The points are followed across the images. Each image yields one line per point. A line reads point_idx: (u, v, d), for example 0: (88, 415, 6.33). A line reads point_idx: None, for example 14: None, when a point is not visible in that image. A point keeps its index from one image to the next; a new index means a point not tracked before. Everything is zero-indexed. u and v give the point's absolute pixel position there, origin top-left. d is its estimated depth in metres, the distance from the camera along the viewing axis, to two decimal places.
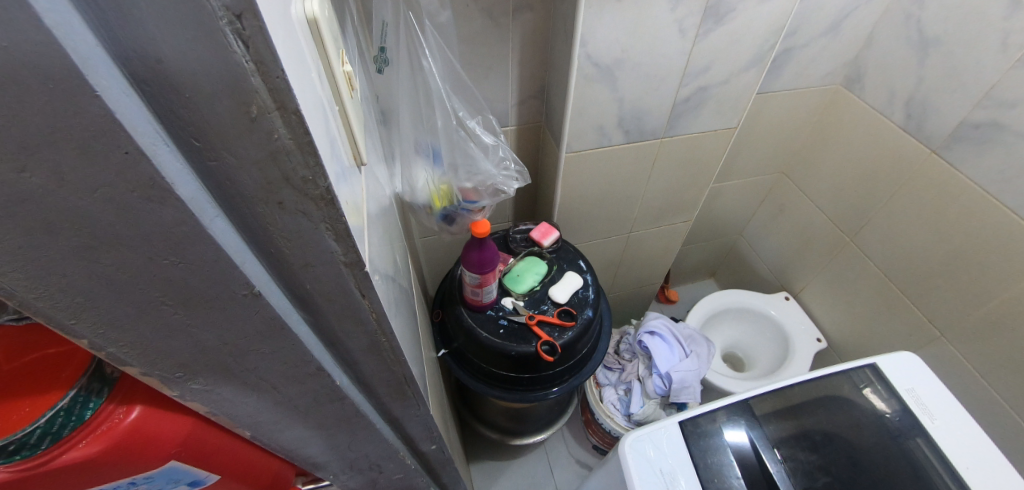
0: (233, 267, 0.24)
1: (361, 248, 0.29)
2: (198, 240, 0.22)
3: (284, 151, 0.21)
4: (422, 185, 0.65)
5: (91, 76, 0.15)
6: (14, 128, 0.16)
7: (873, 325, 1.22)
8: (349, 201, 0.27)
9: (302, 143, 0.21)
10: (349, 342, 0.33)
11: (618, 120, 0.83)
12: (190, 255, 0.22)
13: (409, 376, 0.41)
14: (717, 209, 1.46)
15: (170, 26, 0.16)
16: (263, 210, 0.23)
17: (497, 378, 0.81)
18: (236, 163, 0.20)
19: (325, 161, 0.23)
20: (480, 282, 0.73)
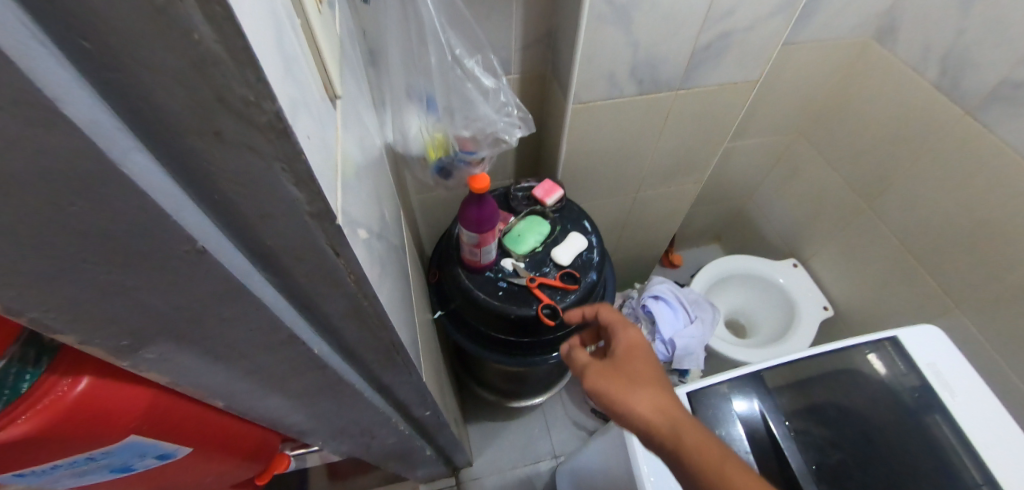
0: (164, 218, 0.19)
1: (333, 196, 0.24)
2: (108, 181, 0.16)
3: (208, 55, 0.15)
4: (415, 134, 0.59)
5: None
6: None
7: (883, 293, 1.19)
8: (313, 136, 0.21)
9: (237, 53, 0.15)
10: (327, 308, 0.29)
11: (631, 69, 0.76)
12: (102, 201, 0.17)
13: (399, 343, 0.37)
14: (728, 171, 1.39)
15: None
16: (196, 141, 0.17)
17: (496, 341, 0.78)
18: (149, 76, 0.15)
19: (274, 78, 0.18)
20: (479, 242, 0.68)
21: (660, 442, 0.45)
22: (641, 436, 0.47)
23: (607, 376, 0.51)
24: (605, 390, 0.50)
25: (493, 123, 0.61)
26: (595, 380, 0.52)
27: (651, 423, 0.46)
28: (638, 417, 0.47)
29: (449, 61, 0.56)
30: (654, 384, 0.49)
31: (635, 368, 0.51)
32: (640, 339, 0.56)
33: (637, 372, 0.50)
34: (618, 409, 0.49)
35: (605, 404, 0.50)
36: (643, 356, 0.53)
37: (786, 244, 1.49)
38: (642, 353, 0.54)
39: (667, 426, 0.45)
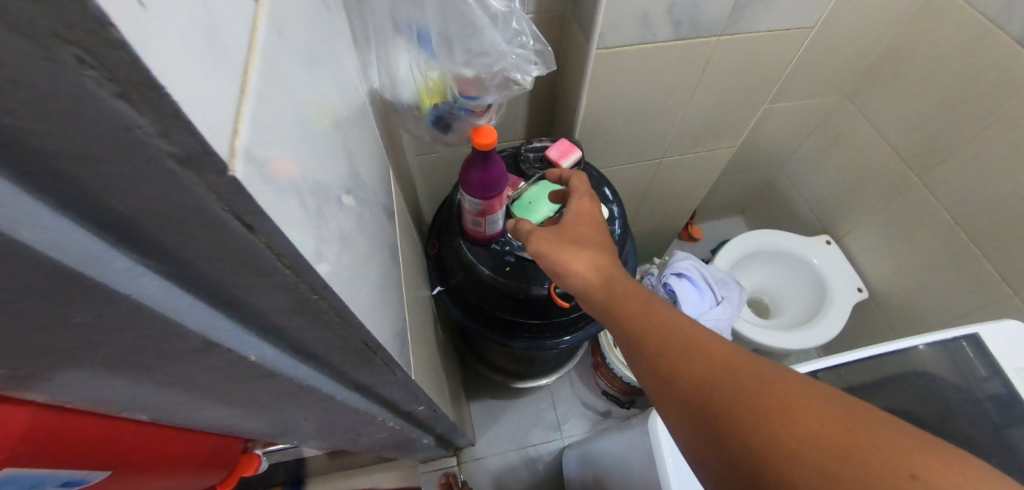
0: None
1: (234, 129, 0.14)
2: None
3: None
4: (406, 76, 0.48)
5: None
6: None
7: (929, 276, 1.08)
8: (161, 12, 0.11)
9: None
10: (259, 303, 0.20)
11: (668, 7, 0.63)
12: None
13: (373, 342, 0.28)
14: (760, 137, 1.26)
15: None
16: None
17: (502, 322, 0.70)
18: None
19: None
20: (484, 209, 0.59)
21: (593, 297, 0.49)
22: (577, 293, 0.51)
23: (551, 241, 0.53)
24: (549, 255, 0.52)
25: (502, 59, 0.49)
26: (541, 244, 0.53)
27: (588, 281, 0.49)
28: (578, 276, 0.50)
29: None
30: (595, 244, 0.52)
31: (577, 230, 0.54)
32: (590, 207, 0.57)
33: (581, 236, 0.53)
34: (560, 271, 0.51)
35: (548, 266, 0.53)
36: (588, 219, 0.55)
37: (819, 219, 1.37)
38: (591, 221, 0.55)
39: (601, 279, 0.49)
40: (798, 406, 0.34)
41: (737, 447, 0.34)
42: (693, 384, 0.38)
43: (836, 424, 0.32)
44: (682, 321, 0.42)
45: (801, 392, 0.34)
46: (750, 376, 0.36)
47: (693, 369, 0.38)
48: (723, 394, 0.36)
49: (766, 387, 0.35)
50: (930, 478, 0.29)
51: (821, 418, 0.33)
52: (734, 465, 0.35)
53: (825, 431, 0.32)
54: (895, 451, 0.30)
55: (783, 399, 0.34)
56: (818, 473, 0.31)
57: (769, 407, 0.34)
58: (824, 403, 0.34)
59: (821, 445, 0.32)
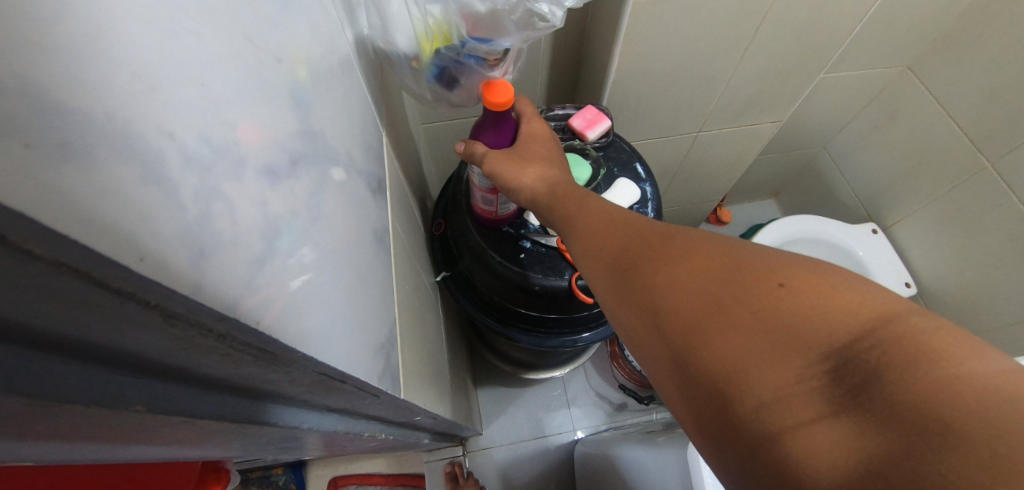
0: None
1: None
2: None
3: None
4: (401, 19, 0.39)
5: None
6: None
7: (988, 274, 0.97)
8: None
9: None
10: (122, 350, 0.12)
11: None
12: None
13: (335, 370, 0.21)
14: (806, 112, 1.13)
15: None
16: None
17: (513, 315, 0.62)
18: None
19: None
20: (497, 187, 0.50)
21: (539, 206, 0.44)
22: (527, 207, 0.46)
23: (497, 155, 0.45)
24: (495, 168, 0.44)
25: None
26: (488, 163, 0.45)
27: (534, 193, 0.44)
28: (524, 188, 0.44)
29: None
30: (529, 148, 0.46)
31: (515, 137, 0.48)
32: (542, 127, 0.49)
33: (528, 150, 0.46)
34: (510, 190, 0.45)
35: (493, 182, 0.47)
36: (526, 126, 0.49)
37: (863, 206, 1.25)
38: (544, 140, 0.47)
39: (544, 184, 0.44)
40: (693, 250, 0.31)
41: (641, 301, 0.32)
42: (607, 252, 0.36)
43: (724, 256, 0.30)
44: (606, 202, 0.40)
45: (703, 240, 0.32)
46: (654, 235, 0.34)
47: (605, 239, 0.37)
48: (631, 254, 0.34)
49: (663, 237, 0.33)
50: (807, 290, 0.26)
51: (713, 258, 0.30)
52: (637, 318, 0.32)
53: (710, 263, 0.30)
54: (776, 271, 0.28)
55: (674, 247, 0.32)
56: (696, 299, 0.29)
57: (666, 254, 0.32)
58: (716, 242, 0.31)
59: (704, 275, 0.30)
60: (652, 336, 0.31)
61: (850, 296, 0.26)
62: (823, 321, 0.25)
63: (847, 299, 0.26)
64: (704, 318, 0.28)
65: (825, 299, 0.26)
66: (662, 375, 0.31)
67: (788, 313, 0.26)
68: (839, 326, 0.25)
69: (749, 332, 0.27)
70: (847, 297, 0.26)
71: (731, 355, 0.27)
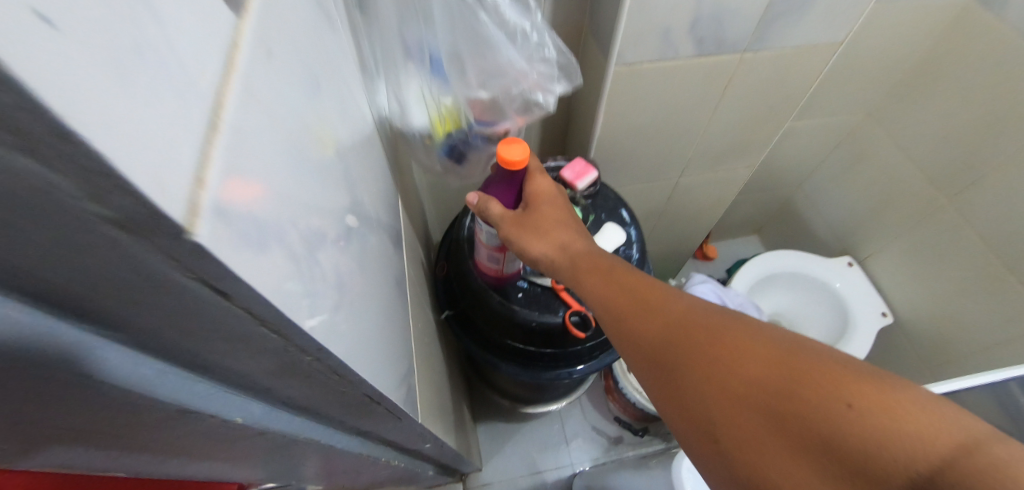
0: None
1: (213, 191, 0.11)
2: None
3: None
4: (417, 104, 0.46)
5: None
6: None
7: (957, 303, 1.03)
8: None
9: None
10: (246, 365, 0.18)
11: (692, 22, 0.60)
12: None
13: (377, 394, 0.26)
14: (780, 155, 1.22)
15: None
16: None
17: (512, 350, 0.66)
18: None
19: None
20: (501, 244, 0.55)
21: (567, 280, 0.49)
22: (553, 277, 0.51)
23: (515, 225, 0.50)
24: (516, 243, 0.49)
25: (522, 80, 0.45)
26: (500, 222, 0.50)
27: (557, 264, 0.49)
28: (547, 261, 0.49)
29: None
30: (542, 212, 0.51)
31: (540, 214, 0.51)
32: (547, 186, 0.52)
33: (544, 220, 0.50)
34: (529, 256, 0.50)
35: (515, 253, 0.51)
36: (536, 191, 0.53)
37: (839, 241, 1.32)
38: (551, 201, 0.51)
39: (564, 254, 0.49)
40: (750, 356, 0.34)
41: (699, 405, 0.35)
42: (656, 345, 0.39)
43: (781, 365, 0.33)
44: (649, 288, 0.43)
45: (762, 346, 0.34)
46: (706, 334, 0.37)
47: (652, 333, 0.40)
48: (683, 352, 0.37)
49: (716, 338, 0.36)
50: (873, 411, 0.28)
51: (771, 367, 0.33)
52: (694, 421, 0.36)
53: (766, 372, 0.33)
54: (835, 381, 0.30)
55: (731, 351, 0.35)
56: (757, 412, 0.32)
57: (723, 357, 0.35)
58: (770, 348, 0.34)
59: (763, 387, 0.32)
60: (711, 442, 0.34)
61: (922, 420, 0.27)
62: (893, 447, 0.27)
63: (919, 425, 0.27)
64: (766, 430, 0.31)
65: (894, 422, 0.27)
66: (720, 477, 0.34)
67: (852, 437, 0.28)
68: (915, 455, 0.26)
69: (814, 455, 0.29)
70: (918, 422, 0.27)
71: (794, 474, 0.30)
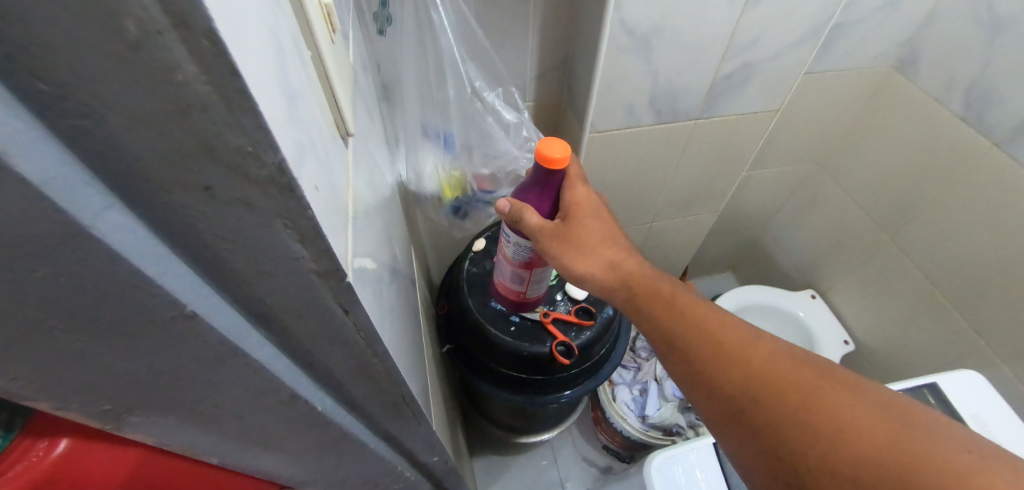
0: (90, 272, 0.14)
1: (344, 250, 0.21)
2: (10, 237, 0.13)
3: (146, 25, 0.10)
4: (431, 173, 0.65)
5: None
6: None
7: (908, 329, 1.15)
8: (323, 186, 0.19)
9: (190, 36, 0.11)
10: (334, 365, 0.26)
11: (650, 98, 0.74)
12: (18, 261, 0.13)
13: (409, 395, 0.35)
14: (743, 199, 1.36)
15: None
16: (145, 184, 0.14)
17: (507, 379, 0.74)
18: (43, 16, 0.10)
19: (256, 85, 0.14)
20: (527, 261, 0.60)
21: (621, 300, 0.55)
22: (601, 292, 0.57)
23: (562, 244, 0.54)
24: (563, 259, 0.54)
25: (513, 160, 0.67)
26: (535, 229, 0.53)
27: (607, 282, 0.55)
28: (595, 280, 0.56)
29: (466, 94, 0.62)
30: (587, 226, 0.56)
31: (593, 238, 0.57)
32: (585, 194, 0.57)
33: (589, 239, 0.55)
34: (576, 273, 0.55)
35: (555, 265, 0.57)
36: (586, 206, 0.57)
37: (803, 274, 1.44)
38: (591, 209, 0.56)
39: (620, 283, 0.55)
40: (840, 415, 0.40)
41: (780, 448, 0.41)
42: (738, 389, 0.45)
43: (840, 406, 0.40)
44: (714, 318, 0.50)
45: (851, 409, 0.40)
46: (793, 388, 0.43)
47: (737, 379, 0.45)
48: (768, 400, 0.43)
49: (803, 394, 0.42)
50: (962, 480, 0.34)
51: (860, 428, 0.39)
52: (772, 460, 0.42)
53: (817, 412, 0.41)
54: (889, 429, 0.38)
55: (821, 409, 0.41)
56: (808, 437, 0.40)
57: (811, 411, 0.41)
58: (837, 392, 0.41)
59: (820, 419, 0.40)
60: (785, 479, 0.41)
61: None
62: None
63: None
64: (808, 449, 0.40)
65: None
66: None
67: None
68: None
69: None
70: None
71: None
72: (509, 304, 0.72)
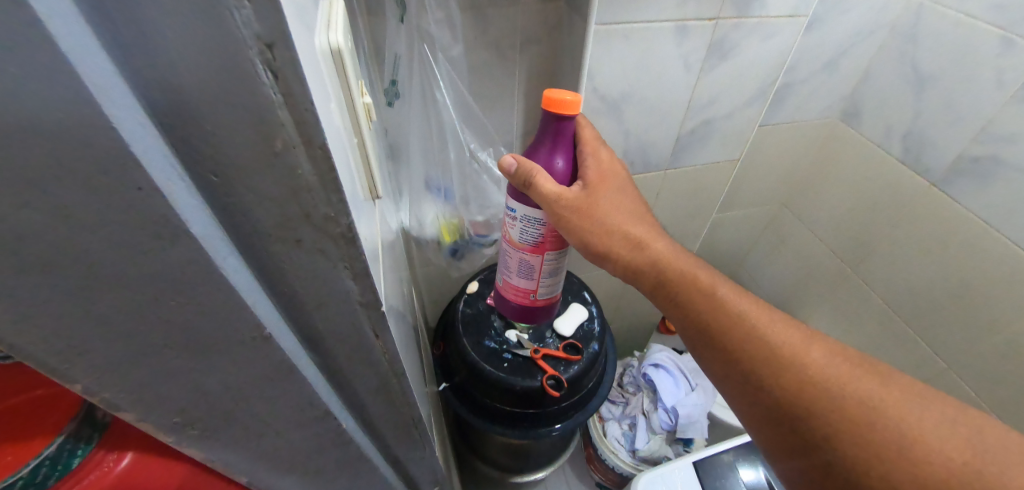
0: (210, 299, 0.21)
1: (377, 287, 0.28)
2: (167, 268, 0.19)
3: (287, 142, 0.18)
4: (431, 220, 0.74)
5: (107, 105, 0.14)
6: (52, 178, 0.15)
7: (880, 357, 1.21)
8: (365, 237, 0.26)
9: (311, 144, 0.19)
10: (359, 384, 0.32)
11: (624, 151, 0.84)
12: (166, 284, 0.19)
13: (417, 417, 0.39)
14: (718, 239, 1.45)
15: (171, 14, 0.14)
16: (254, 238, 0.20)
17: (500, 414, 0.78)
18: (226, 136, 0.17)
19: (340, 173, 0.22)
20: (535, 240, 0.62)
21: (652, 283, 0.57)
22: (628, 274, 0.59)
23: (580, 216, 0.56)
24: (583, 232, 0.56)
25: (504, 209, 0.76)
26: (545, 185, 0.54)
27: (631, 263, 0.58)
28: (621, 264, 0.58)
29: (464, 155, 0.72)
30: (609, 199, 0.57)
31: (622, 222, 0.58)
32: (606, 168, 0.59)
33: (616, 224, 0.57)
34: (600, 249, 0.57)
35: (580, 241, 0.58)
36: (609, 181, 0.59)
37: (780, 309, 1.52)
38: (613, 183, 0.58)
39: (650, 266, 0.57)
40: (890, 420, 0.44)
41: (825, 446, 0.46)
42: (787, 389, 0.48)
43: (878, 400, 0.45)
44: (758, 312, 0.52)
45: (898, 413, 0.44)
46: (854, 399, 0.45)
47: (788, 381, 0.48)
48: (821, 403, 0.46)
49: (858, 402, 0.45)
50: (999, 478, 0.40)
51: (906, 431, 0.43)
52: (815, 454, 0.46)
53: (869, 416, 0.45)
54: (933, 432, 0.43)
55: (874, 415, 0.44)
56: (852, 430, 0.44)
57: (863, 415, 0.45)
58: (874, 385, 0.46)
59: (857, 405, 0.45)
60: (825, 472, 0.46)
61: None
62: None
63: None
64: (847, 436, 0.44)
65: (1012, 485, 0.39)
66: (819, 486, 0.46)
67: None
68: None
69: None
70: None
71: None
72: (520, 301, 0.73)
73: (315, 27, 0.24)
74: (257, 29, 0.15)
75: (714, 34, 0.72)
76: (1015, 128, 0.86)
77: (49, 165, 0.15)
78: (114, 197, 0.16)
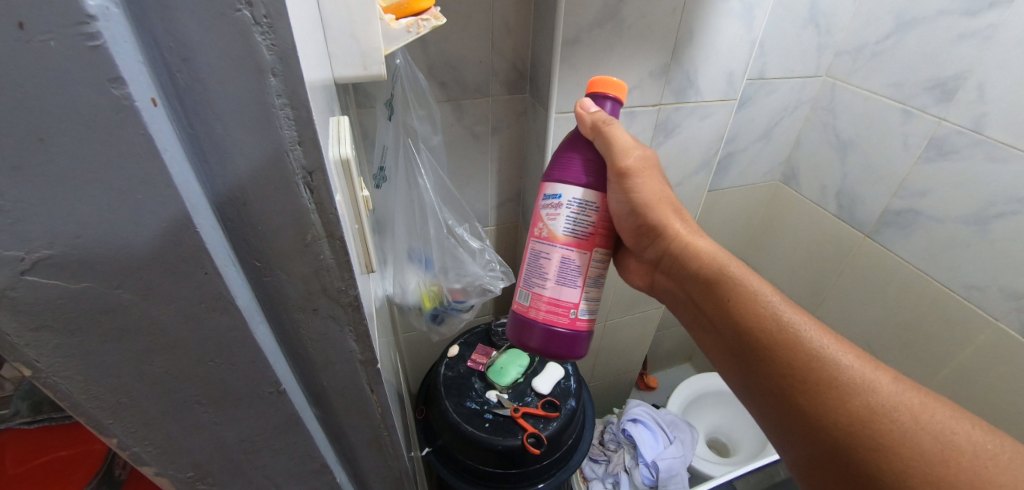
0: (242, 359, 0.25)
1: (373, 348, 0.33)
2: (212, 334, 0.24)
3: (315, 235, 0.24)
4: (413, 287, 0.79)
5: (195, 217, 0.20)
6: (143, 266, 0.21)
7: None
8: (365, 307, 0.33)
9: (331, 235, 0.25)
10: (353, 435, 0.36)
11: None
12: (207, 348, 0.24)
13: (404, 471, 0.42)
14: None
15: (249, 154, 0.21)
16: (281, 307, 0.26)
17: (483, 475, 0.78)
18: (271, 232, 0.23)
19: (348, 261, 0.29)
20: (585, 230, 0.51)
21: (687, 268, 0.54)
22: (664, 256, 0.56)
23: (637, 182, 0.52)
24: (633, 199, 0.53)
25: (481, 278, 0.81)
26: (618, 135, 0.50)
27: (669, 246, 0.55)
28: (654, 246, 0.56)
29: (444, 230, 0.78)
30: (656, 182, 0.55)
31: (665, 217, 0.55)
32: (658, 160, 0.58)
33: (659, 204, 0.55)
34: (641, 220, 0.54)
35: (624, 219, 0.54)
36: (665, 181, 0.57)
37: None
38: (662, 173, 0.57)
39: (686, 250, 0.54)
40: (932, 426, 0.39)
41: (854, 442, 0.40)
42: (829, 370, 0.42)
43: (949, 431, 0.38)
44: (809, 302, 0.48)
45: (945, 424, 0.39)
46: (895, 396, 0.40)
47: (832, 364, 0.43)
48: (861, 394, 0.41)
49: (899, 400, 0.40)
50: None
51: (950, 439, 0.38)
52: (839, 450, 0.41)
53: (908, 417, 0.39)
54: (985, 448, 0.37)
55: (912, 414, 0.39)
56: (919, 458, 0.37)
57: (904, 413, 0.39)
58: (944, 412, 0.39)
59: (896, 404, 0.40)
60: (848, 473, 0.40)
61: None
62: None
63: None
64: (882, 434, 0.39)
65: None
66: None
67: None
68: None
69: None
70: None
71: None
72: (553, 324, 0.53)
73: (329, 142, 0.31)
74: (302, 161, 0.22)
75: (659, 117, 0.84)
76: (927, 184, 0.98)
77: (144, 258, 0.20)
78: (187, 281, 0.22)
